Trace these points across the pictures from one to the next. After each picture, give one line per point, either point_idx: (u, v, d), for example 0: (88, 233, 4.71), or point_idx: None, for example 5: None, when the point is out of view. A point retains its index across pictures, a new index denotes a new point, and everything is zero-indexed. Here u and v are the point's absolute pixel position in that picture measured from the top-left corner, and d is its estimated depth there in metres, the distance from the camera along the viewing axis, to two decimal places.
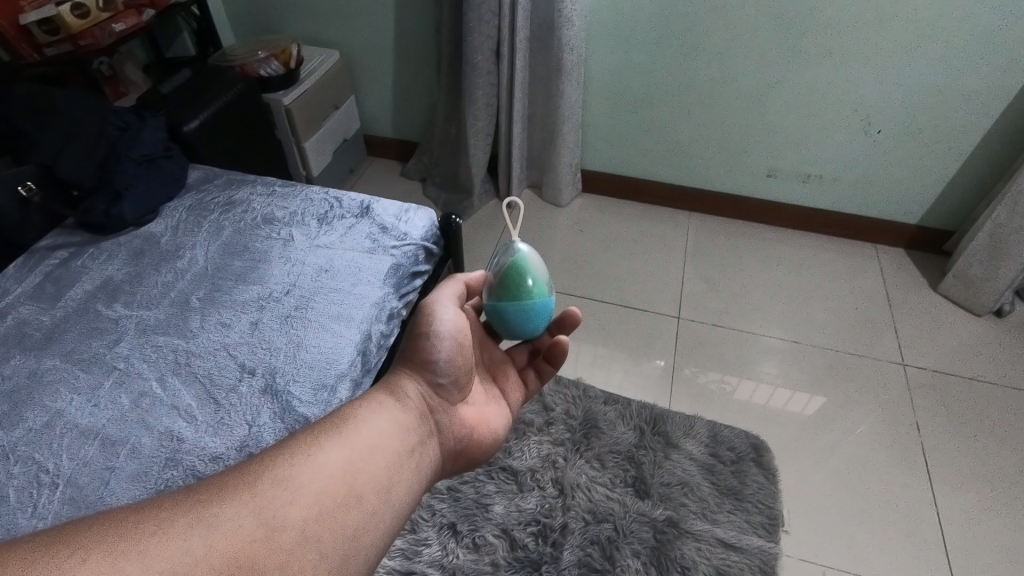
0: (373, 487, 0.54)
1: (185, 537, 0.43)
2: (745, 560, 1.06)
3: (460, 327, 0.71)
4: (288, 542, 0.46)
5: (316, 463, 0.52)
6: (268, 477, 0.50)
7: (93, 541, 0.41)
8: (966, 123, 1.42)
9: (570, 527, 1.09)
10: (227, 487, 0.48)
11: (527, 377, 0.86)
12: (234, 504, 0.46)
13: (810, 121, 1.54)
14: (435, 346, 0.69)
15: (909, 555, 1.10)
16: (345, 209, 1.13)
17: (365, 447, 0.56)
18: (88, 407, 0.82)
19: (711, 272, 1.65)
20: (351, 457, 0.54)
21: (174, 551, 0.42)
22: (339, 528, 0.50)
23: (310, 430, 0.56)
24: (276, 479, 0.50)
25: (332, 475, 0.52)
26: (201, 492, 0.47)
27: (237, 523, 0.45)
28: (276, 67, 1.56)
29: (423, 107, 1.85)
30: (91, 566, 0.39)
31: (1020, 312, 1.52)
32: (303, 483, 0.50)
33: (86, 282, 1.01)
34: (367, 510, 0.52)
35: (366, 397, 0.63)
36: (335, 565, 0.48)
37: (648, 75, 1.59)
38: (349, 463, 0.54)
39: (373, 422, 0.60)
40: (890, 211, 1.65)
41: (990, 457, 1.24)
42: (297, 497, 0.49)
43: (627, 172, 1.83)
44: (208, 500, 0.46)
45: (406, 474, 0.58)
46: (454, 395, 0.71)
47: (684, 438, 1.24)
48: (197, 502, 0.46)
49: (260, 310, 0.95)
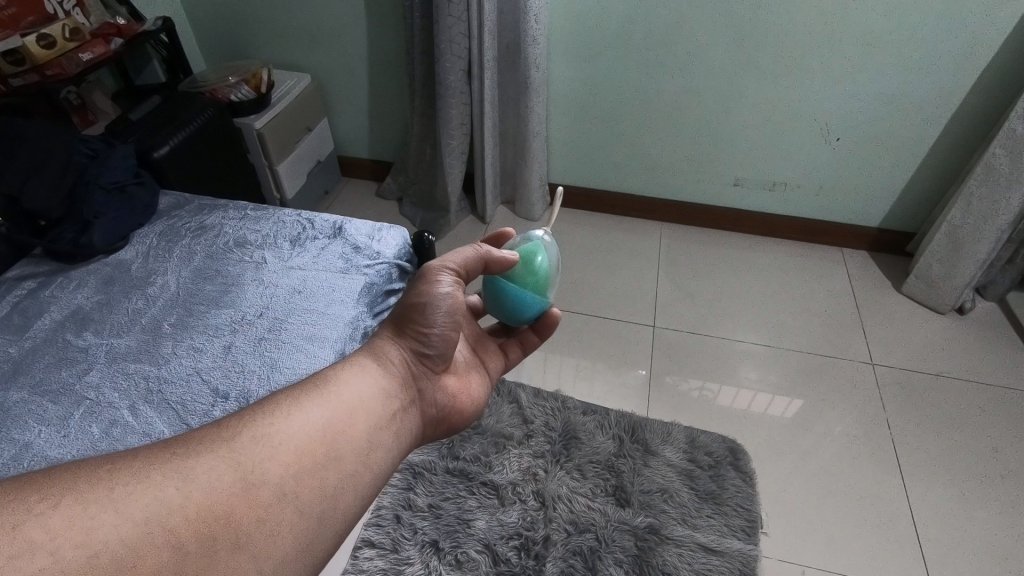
0: (350, 447, 0.56)
1: (162, 487, 0.45)
2: (725, 564, 1.07)
3: (457, 299, 0.74)
4: (264, 496, 0.49)
5: (295, 421, 0.55)
6: (246, 434, 0.52)
7: (65, 488, 0.43)
8: (920, 129, 1.48)
9: (552, 539, 1.09)
10: (205, 442, 0.50)
11: (510, 348, 0.91)
12: (212, 458, 0.49)
13: (773, 131, 1.59)
14: (431, 317, 0.72)
15: (886, 551, 1.12)
16: (317, 230, 1.14)
17: (345, 407, 0.59)
18: (57, 438, 0.81)
19: (685, 280, 1.69)
20: (329, 418, 0.57)
21: (151, 500, 0.44)
22: (316, 484, 0.52)
23: (290, 391, 0.58)
24: (254, 435, 0.52)
25: (310, 433, 0.54)
26: (180, 446, 0.49)
27: (214, 475, 0.48)
28: (247, 92, 1.56)
29: (397, 128, 1.87)
30: (66, 512, 0.41)
31: (980, 308, 1.57)
32: (282, 440, 0.53)
33: (55, 312, 1.00)
34: (343, 470, 0.55)
35: (351, 360, 0.66)
36: (311, 520, 0.50)
37: (617, 91, 1.63)
38: (328, 424, 0.56)
39: (355, 383, 0.62)
40: (853, 215, 1.71)
41: (959, 451, 1.27)
42: (275, 453, 0.51)
43: (599, 185, 1.87)
44: (186, 454, 0.49)
45: (385, 436, 0.60)
46: (440, 366, 0.74)
47: (662, 444, 1.26)
48: (175, 455, 0.48)
49: (233, 333, 0.95)
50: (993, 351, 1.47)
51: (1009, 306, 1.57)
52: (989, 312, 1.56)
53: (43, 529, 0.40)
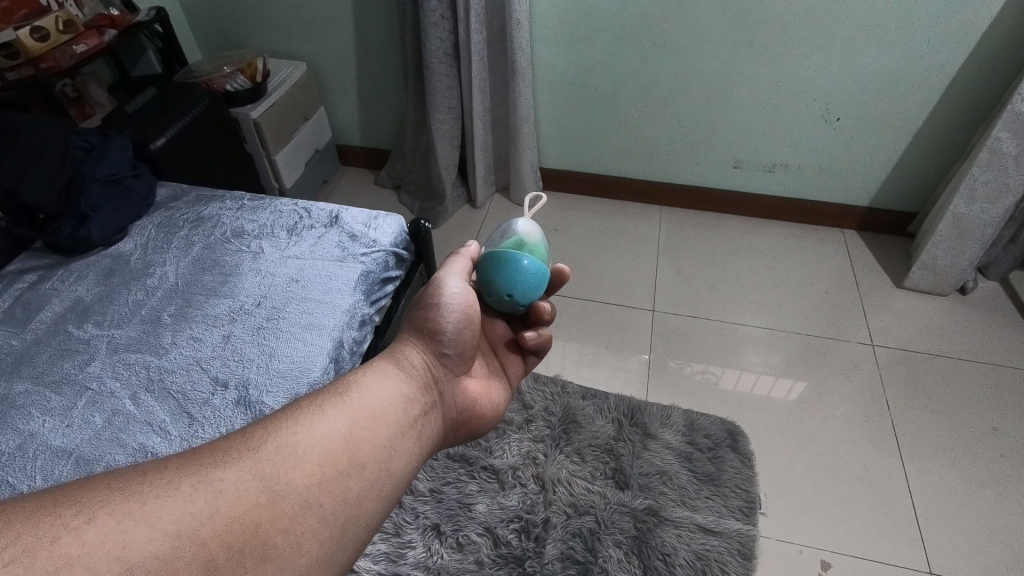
0: (373, 455, 0.55)
1: (191, 500, 0.44)
2: (723, 544, 1.08)
3: (468, 299, 0.74)
4: (291, 506, 0.47)
5: (319, 428, 0.54)
6: (272, 443, 0.51)
7: (96, 502, 0.41)
8: (918, 107, 1.46)
9: (552, 522, 1.11)
10: (231, 452, 0.49)
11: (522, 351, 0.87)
12: (239, 468, 0.48)
13: (770, 112, 1.58)
14: (443, 318, 0.72)
15: (882, 529, 1.13)
16: (314, 219, 1.14)
17: (366, 415, 0.58)
18: (61, 427, 0.82)
19: (684, 264, 1.68)
20: (352, 425, 0.56)
21: (180, 513, 0.43)
22: (340, 494, 0.51)
23: (312, 400, 0.57)
24: (280, 444, 0.51)
25: (334, 441, 0.53)
26: (206, 457, 0.48)
27: (241, 486, 0.47)
28: (242, 82, 1.57)
29: (392, 115, 1.86)
30: (99, 526, 0.40)
31: (982, 288, 1.56)
32: (306, 449, 0.52)
33: (56, 303, 1.01)
34: (367, 478, 0.54)
35: (371, 365, 0.66)
36: (335, 530, 0.49)
37: (611, 74, 1.61)
38: (351, 430, 0.55)
39: (377, 391, 0.61)
40: (854, 196, 1.69)
41: (957, 429, 1.28)
42: (300, 462, 0.50)
43: (598, 170, 1.86)
44: (213, 464, 0.48)
45: (406, 444, 0.59)
46: (457, 367, 0.74)
47: (662, 428, 1.27)
48: (202, 466, 0.47)
49: (232, 323, 0.95)
50: (994, 331, 1.46)
51: (1011, 285, 1.56)
52: (991, 291, 1.55)
53: (79, 543, 0.38)
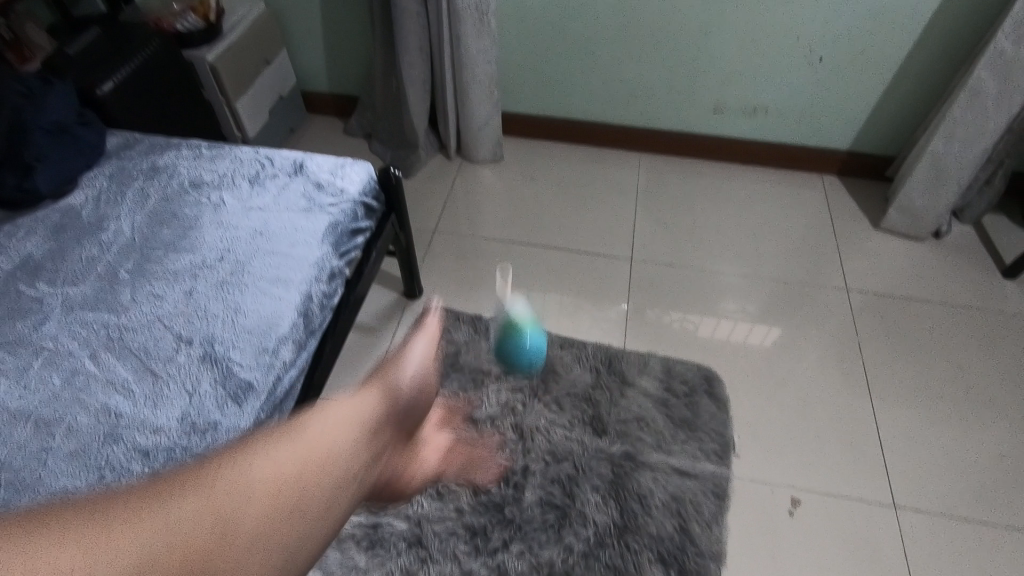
0: (348, 492, 0.40)
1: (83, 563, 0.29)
2: (697, 486, 1.11)
3: (433, 339, 0.64)
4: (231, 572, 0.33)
5: (280, 451, 0.39)
6: (213, 475, 0.36)
7: None
8: (901, 45, 1.42)
9: (531, 469, 1.12)
10: (154, 486, 0.34)
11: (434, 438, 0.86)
12: (165, 512, 0.33)
13: (752, 53, 1.53)
14: (418, 347, 0.60)
15: (850, 467, 1.17)
16: (277, 168, 1.09)
17: (336, 443, 0.42)
18: (17, 389, 0.79)
19: (662, 211, 1.66)
20: (320, 452, 0.40)
21: None
22: (302, 550, 0.36)
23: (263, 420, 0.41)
24: (226, 477, 0.36)
25: (302, 470, 0.38)
26: (108, 498, 0.33)
27: (166, 538, 0.32)
28: (194, 20, 1.45)
29: (360, 58, 1.77)
30: None
31: (957, 232, 1.57)
32: (265, 481, 0.37)
33: (5, 261, 0.96)
34: (340, 523, 0.39)
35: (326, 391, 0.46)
36: None
37: (589, 13, 1.54)
38: (323, 456, 0.40)
39: (350, 409, 0.46)
40: (834, 139, 1.67)
41: (926, 369, 1.31)
42: (253, 503, 0.36)
43: (576, 115, 1.80)
44: (120, 508, 0.32)
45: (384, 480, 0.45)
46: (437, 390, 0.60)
47: (639, 375, 1.28)
48: (99, 514, 0.31)
49: (194, 278, 0.91)
50: (965, 274, 1.48)
51: (985, 229, 1.57)
52: (965, 235, 1.56)
53: None
